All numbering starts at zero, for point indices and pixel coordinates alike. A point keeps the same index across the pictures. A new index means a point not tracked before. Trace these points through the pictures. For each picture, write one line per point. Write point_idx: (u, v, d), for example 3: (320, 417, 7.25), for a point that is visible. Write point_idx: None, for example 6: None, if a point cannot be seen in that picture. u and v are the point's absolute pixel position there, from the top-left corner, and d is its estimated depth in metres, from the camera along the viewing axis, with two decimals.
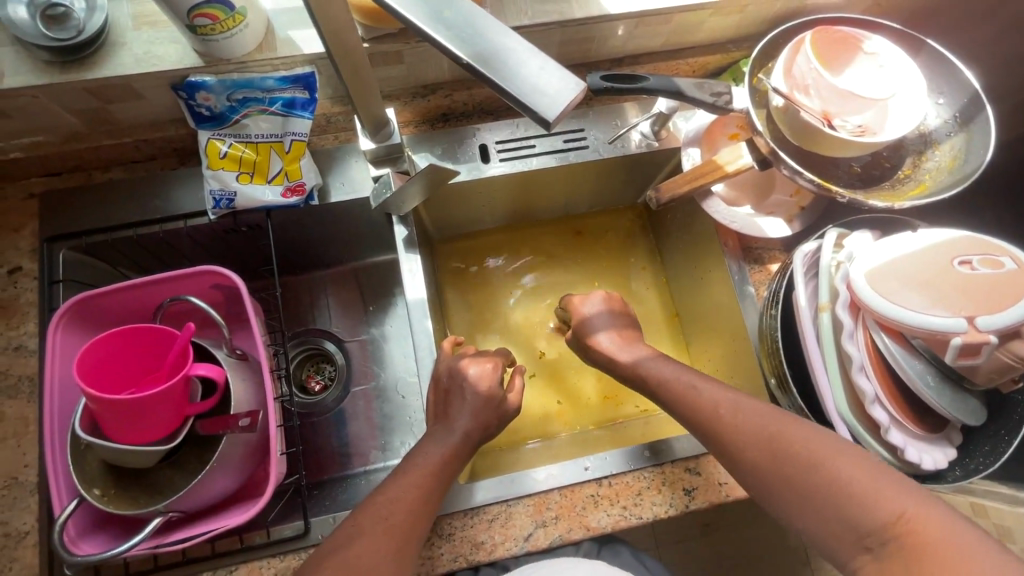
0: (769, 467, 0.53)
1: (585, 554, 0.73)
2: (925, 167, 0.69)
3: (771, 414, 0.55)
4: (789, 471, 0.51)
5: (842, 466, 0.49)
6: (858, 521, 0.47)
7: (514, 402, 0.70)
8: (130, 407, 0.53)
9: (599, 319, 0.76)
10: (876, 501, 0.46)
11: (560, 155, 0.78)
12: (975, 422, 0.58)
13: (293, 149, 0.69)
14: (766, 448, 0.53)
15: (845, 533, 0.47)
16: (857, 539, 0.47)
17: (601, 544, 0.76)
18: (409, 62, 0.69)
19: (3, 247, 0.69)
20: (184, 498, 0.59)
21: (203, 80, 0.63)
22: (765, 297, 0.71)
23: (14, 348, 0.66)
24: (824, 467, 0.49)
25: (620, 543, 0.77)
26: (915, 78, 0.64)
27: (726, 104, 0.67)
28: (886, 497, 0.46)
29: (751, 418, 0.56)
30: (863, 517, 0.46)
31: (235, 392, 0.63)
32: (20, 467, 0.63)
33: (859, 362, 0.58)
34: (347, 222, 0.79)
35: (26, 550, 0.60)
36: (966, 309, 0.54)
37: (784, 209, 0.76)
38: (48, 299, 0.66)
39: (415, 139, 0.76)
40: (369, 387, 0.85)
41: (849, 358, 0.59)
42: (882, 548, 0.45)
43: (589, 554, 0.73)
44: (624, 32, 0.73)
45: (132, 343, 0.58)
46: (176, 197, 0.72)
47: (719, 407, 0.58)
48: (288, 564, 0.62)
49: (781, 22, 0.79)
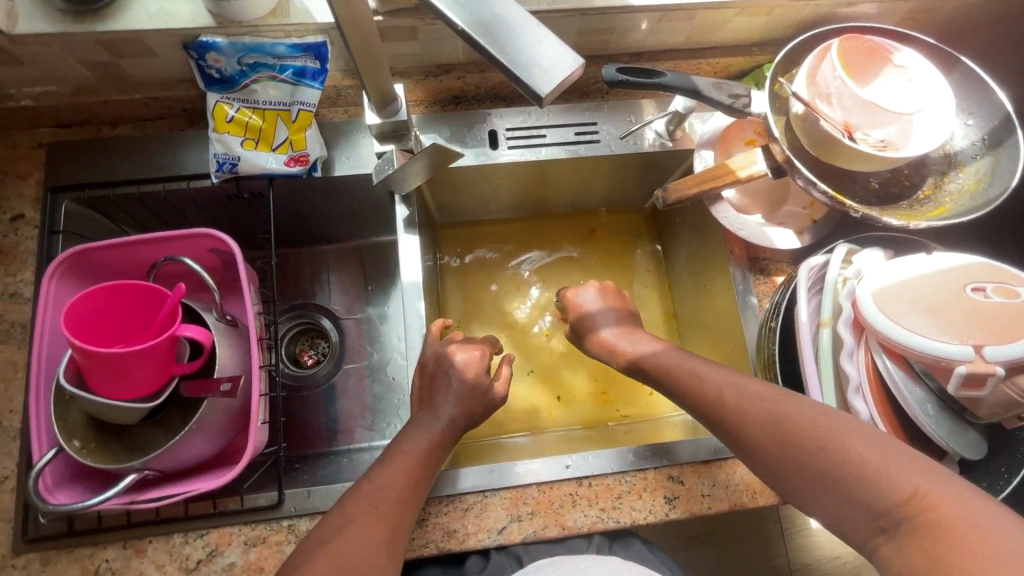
0: (774, 456, 0.52)
1: (597, 548, 0.70)
2: (946, 189, 0.66)
3: (770, 407, 0.53)
4: (795, 452, 0.50)
5: (855, 443, 0.47)
6: (871, 501, 0.45)
7: (501, 391, 0.68)
8: (113, 362, 0.53)
9: (598, 314, 0.74)
10: (887, 479, 0.44)
11: (570, 147, 0.76)
12: (974, 457, 0.56)
13: (299, 119, 0.68)
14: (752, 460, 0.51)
15: (859, 516, 0.46)
16: (871, 520, 0.45)
17: (613, 539, 0.74)
18: (423, 38, 0.68)
19: (7, 193, 0.69)
20: (161, 457, 0.59)
21: (214, 41, 0.63)
22: (767, 309, 0.69)
23: (10, 294, 0.67)
24: (831, 451, 0.48)
25: (633, 537, 0.75)
26: (945, 95, 0.62)
27: (744, 107, 0.64)
28: (896, 475, 0.44)
29: (743, 427, 0.54)
30: (876, 497, 0.45)
31: (222, 357, 0.63)
32: (5, 411, 0.63)
33: (856, 383, 0.57)
34: (350, 197, 0.78)
35: (4, 495, 0.61)
36: (974, 337, 0.51)
37: (794, 220, 0.73)
38: (47, 249, 0.66)
39: (425, 119, 0.75)
40: (362, 365, 0.85)
41: (847, 377, 0.57)
42: (896, 527, 0.44)
43: (601, 549, 0.70)
44: (646, 26, 0.71)
45: (123, 298, 0.58)
46: (179, 158, 0.71)
47: (723, 393, 0.57)
48: (259, 533, 0.62)
49: (810, 28, 0.76)
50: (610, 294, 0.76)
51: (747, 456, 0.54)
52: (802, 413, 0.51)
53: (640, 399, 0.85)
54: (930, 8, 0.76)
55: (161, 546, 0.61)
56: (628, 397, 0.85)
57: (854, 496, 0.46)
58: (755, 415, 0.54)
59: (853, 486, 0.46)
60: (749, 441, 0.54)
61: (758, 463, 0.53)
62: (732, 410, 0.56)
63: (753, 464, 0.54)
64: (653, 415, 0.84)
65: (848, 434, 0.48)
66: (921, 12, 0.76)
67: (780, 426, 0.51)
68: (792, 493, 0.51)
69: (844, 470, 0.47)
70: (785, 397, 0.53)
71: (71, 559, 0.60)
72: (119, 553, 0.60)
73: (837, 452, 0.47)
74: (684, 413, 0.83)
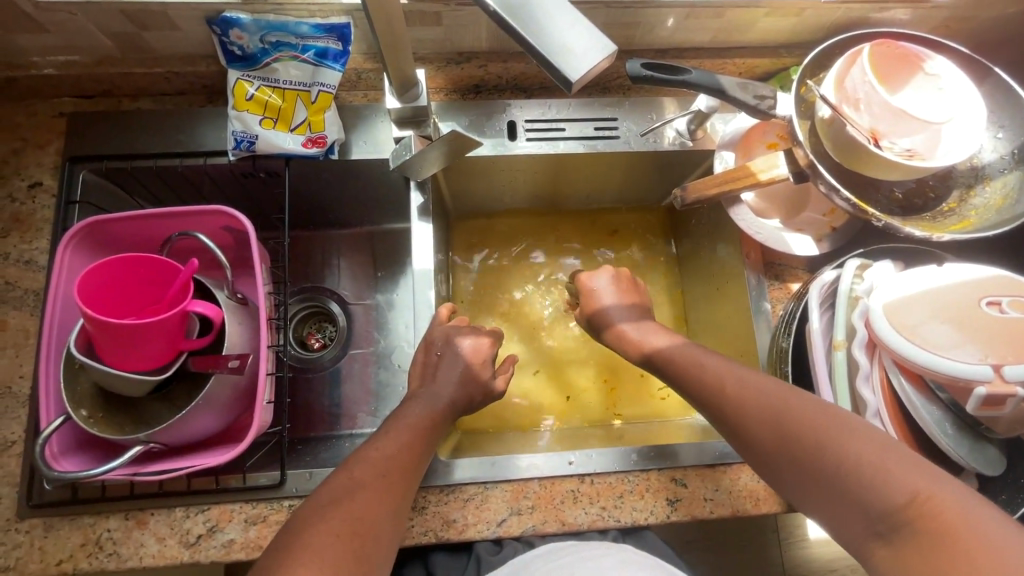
0: (772, 450, 0.51)
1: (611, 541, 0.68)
2: (971, 203, 0.65)
3: (776, 398, 0.52)
4: (797, 452, 0.49)
5: (854, 442, 0.46)
6: (870, 504, 0.44)
7: (500, 386, 0.70)
8: (124, 333, 0.53)
9: (605, 308, 0.74)
10: (885, 478, 0.43)
11: (589, 142, 0.76)
12: (993, 473, 0.55)
13: (319, 100, 0.69)
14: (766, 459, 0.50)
15: (855, 517, 0.45)
16: (868, 525, 0.44)
17: (625, 532, 0.71)
18: (447, 24, 0.68)
19: (26, 161, 0.70)
20: (166, 430, 0.59)
21: (238, 17, 0.64)
22: (781, 318, 0.68)
23: (24, 261, 0.67)
24: (827, 451, 0.47)
25: (647, 531, 0.73)
26: (976, 105, 0.60)
27: (769, 108, 0.63)
28: (893, 474, 0.43)
29: (744, 413, 0.54)
30: (874, 500, 0.43)
31: (230, 335, 0.63)
32: (15, 376, 0.64)
33: (874, 407, 0.56)
34: (366, 182, 0.78)
35: (10, 459, 0.62)
36: (994, 355, 0.50)
37: (813, 227, 0.72)
38: (64, 218, 0.67)
39: (444, 107, 0.75)
40: (367, 351, 0.85)
41: (865, 402, 0.57)
42: (895, 532, 0.42)
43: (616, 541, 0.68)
44: (673, 23, 0.71)
45: (133, 269, 0.58)
46: (198, 133, 0.71)
47: (724, 381, 0.57)
48: (259, 512, 0.62)
49: (839, 31, 0.75)
50: (624, 281, 0.77)
51: (746, 447, 0.54)
52: (802, 413, 0.50)
53: (653, 399, 0.85)
54: (964, 17, 0.74)
55: (163, 519, 0.61)
56: (631, 397, 0.85)
57: (851, 498, 0.45)
58: (756, 407, 0.53)
59: (850, 485, 0.45)
60: (750, 437, 0.53)
61: (757, 455, 0.53)
62: (732, 403, 0.55)
63: (752, 459, 0.53)
64: (655, 416, 0.83)
65: (846, 436, 0.47)
66: (955, 21, 0.75)
67: (778, 419, 0.51)
68: (790, 493, 0.50)
69: (844, 474, 0.45)
70: (787, 394, 0.52)
71: (74, 526, 0.60)
72: (121, 524, 0.60)
73: (836, 452, 0.46)
74: (697, 415, 0.83)
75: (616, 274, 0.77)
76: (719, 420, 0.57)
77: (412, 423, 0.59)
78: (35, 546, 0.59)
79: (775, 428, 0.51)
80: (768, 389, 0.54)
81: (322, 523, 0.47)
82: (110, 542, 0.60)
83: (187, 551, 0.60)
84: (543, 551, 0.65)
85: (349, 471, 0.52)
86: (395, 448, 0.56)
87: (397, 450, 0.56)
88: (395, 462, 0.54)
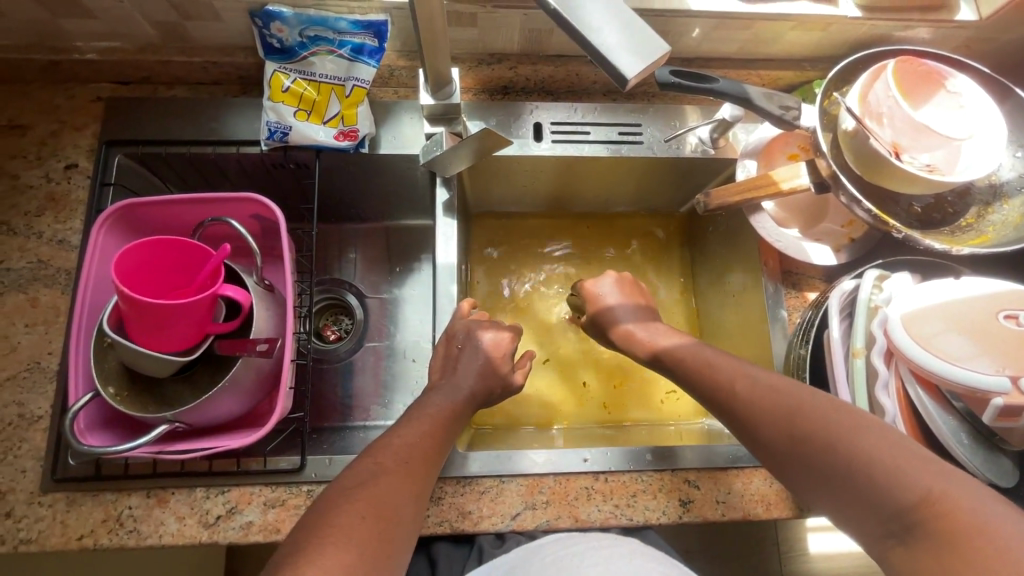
0: (786, 451, 0.51)
1: None
2: (989, 219, 0.66)
3: (789, 392, 0.54)
4: (808, 450, 0.49)
5: (868, 444, 0.46)
6: (885, 506, 0.44)
7: (517, 380, 0.71)
8: (156, 311, 0.54)
9: (620, 309, 0.75)
10: (900, 483, 0.44)
11: (613, 146, 0.77)
12: (1005, 485, 0.56)
13: (353, 94, 0.70)
14: (784, 455, 0.52)
15: (869, 520, 0.45)
16: (881, 527, 0.45)
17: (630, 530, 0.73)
18: (482, 25, 0.70)
19: (63, 142, 0.71)
20: (192, 411, 0.60)
21: (280, 11, 0.66)
22: (798, 326, 0.69)
23: (57, 241, 0.68)
24: (842, 451, 0.47)
25: (648, 530, 0.74)
26: (996, 123, 0.61)
27: (793, 119, 0.64)
28: (908, 478, 0.44)
29: (755, 410, 0.55)
30: (887, 500, 0.44)
31: (258, 320, 0.64)
32: (44, 352, 0.65)
33: (891, 415, 0.57)
34: (391, 176, 0.79)
35: (36, 433, 0.63)
36: (1011, 367, 0.52)
37: (831, 238, 0.74)
38: (98, 199, 0.68)
39: (473, 106, 0.76)
40: (381, 344, 0.86)
41: (882, 410, 0.57)
42: (908, 532, 0.43)
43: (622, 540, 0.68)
44: (700, 34, 0.72)
45: (166, 251, 0.59)
46: (231, 123, 0.73)
47: (736, 383, 0.57)
48: (278, 495, 0.63)
49: (863, 48, 0.77)
50: (627, 285, 0.78)
51: (762, 451, 0.54)
52: (814, 410, 0.51)
53: (655, 403, 0.85)
54: (985, 38, 0.76)
55: (183, 498, 0.62)
56: (641, 400, 0.85)
57: (866, 498, 0.45)
58: (768, 406, 0.54)
59: (863, 486, 0.45)
60: (761, 433, 0.54)
61: (772, 460, 0.53)
62: (745, 399, 0.56)
63: (763, 455, 0.54)
64: (664, 421, 0.84)
65: (859, 433, 0.47)
66: (976, 41, 0.77)
67: (792, 422, 0.51)
68: (802, 492, 0.51)
69: (857, 474, 0.46)
70: (799, 390, 0.53)
71: (95, 502, 0.61)
72: (141, 501, 0.61)
73: (849, 451, 0.47)
74: (702, 423, 0.83)
75: (619, 278, 0.78)
76: (732, 421, 0.57)
77: (434, 413, 0.60)
78: (57, 520, 0.60)
79: (788, 423, 0.52)
80: (780, 384, 0.55)
81: (347, 505, 0.48)
82: (130, 519, 0.61)
83: (205, 531, 0.61)
84: (543, 543, 0.62)
85: (373, 456, 0.53)
86: (417, 437, 0.57)
87: (419, 438, 0.57)
88: (416, 450, 0.55)
